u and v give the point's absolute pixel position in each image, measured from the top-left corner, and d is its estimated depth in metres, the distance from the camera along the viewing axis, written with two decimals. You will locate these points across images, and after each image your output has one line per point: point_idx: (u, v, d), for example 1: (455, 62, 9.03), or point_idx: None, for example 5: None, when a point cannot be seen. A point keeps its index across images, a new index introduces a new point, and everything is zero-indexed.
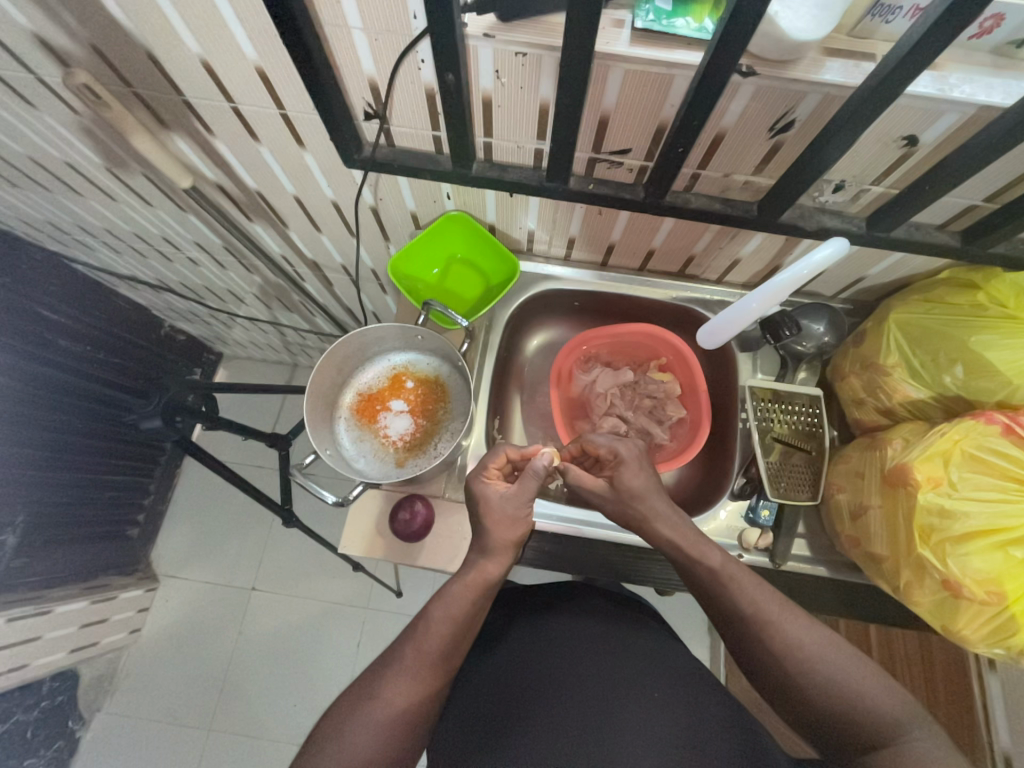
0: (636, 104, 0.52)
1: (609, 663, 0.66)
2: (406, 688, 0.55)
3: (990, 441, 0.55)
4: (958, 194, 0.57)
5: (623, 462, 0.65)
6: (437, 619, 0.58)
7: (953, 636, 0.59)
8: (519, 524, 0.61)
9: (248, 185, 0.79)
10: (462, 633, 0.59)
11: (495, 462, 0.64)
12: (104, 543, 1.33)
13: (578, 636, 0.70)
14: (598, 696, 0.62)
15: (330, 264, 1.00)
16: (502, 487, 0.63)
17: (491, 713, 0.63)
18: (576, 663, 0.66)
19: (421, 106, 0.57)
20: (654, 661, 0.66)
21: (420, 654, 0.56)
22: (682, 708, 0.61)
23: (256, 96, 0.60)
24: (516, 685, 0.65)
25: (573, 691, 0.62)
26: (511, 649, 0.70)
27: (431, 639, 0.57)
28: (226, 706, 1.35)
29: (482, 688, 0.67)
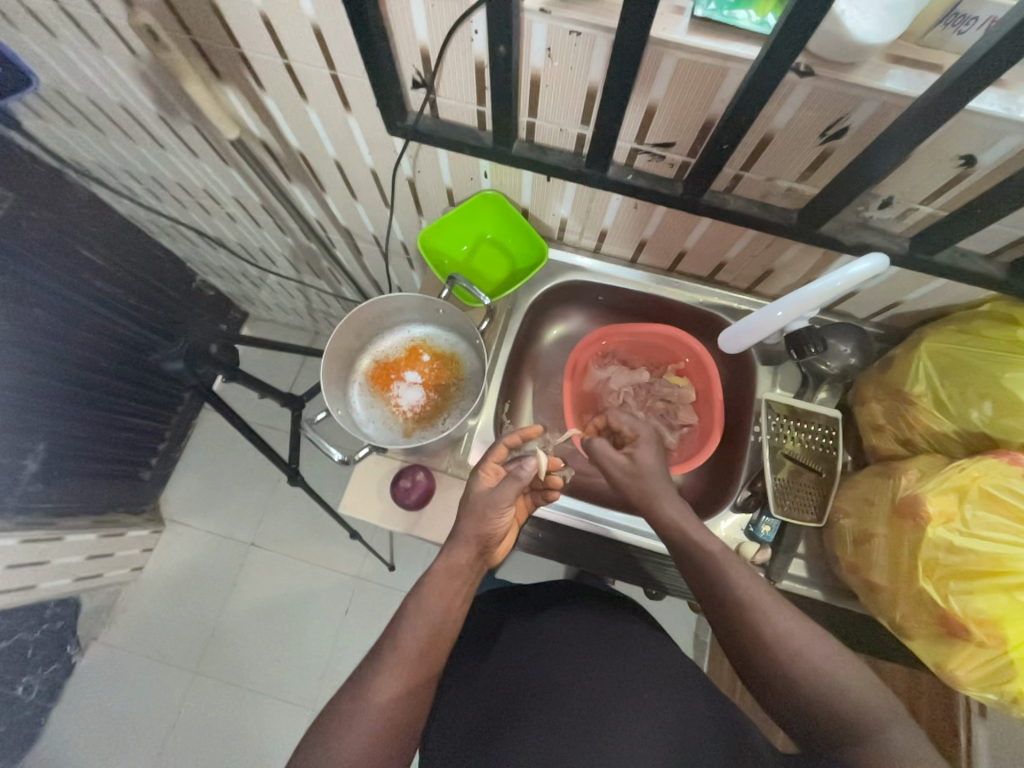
0: (685, 96, 0.52)
1: (598, 661, 0.66)
2: (390, 685, 0.54)
3: (1011, 481, 0.53)
4: (1012, 223, 0.55)
5: (644, 441, 0.68)
6: (413, 613, 0.59)
7: (944, 675, 0.57)
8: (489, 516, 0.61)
9: (292, 145, 0.80)
10: (439, 627, 0.59)
11: (494, 454, 0.66)
12: (118, 481, 1.38)
13: (568, 635, 0.70)
14: (589, 692, 0.62)
15: (362, 234, 1.01)
16: (489, 480, 0.65)
17: (485, 709, 0.64)
18: (566, 660, 0.66)
19: (470, 78, 0.57)
20: (641, 660, 0.66)
21: (399, 652, 0.56)
22: (673, 708, 0.60)
23: (309, 54, 0.61)
24: (508, 682, 0.66)
25: (565, 689, 0.63)
26: (501, 648, 0.71)
27: (409, 636, 0.57)
28: (214, 652, 1.40)
29: (474, 688, 0.67)
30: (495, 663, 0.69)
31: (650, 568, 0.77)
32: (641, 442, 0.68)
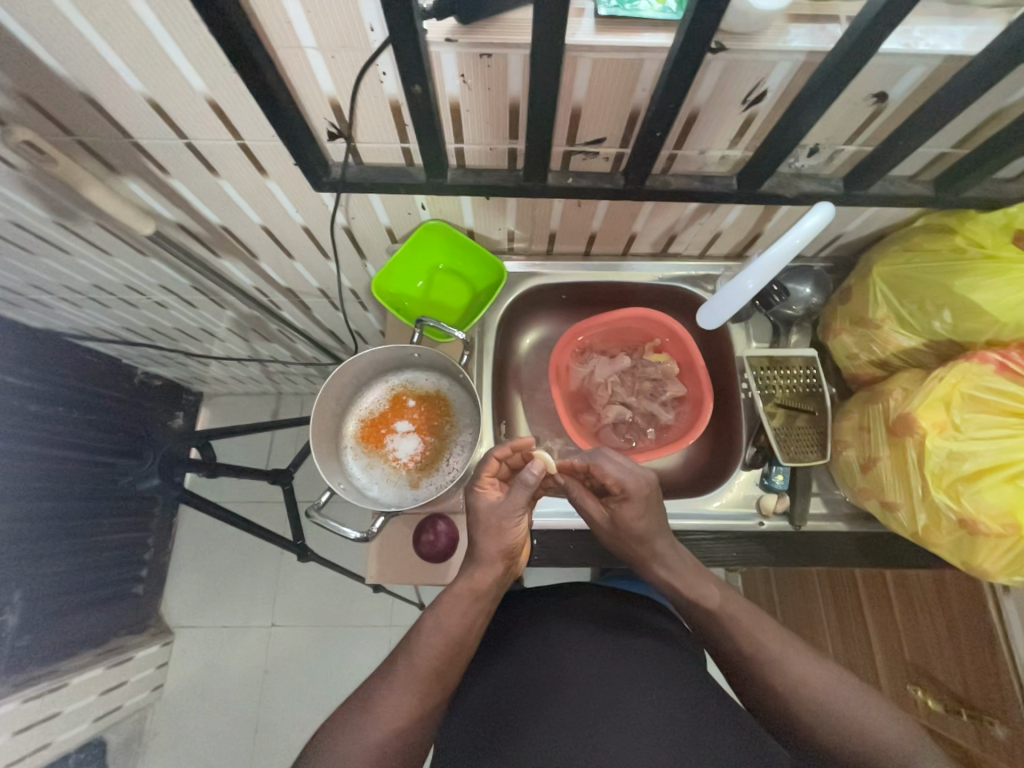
0: (606, 92, 0.52)
1: (607, 660, 0.64)
2: (400, 704, 0.55)
3: (986, 380, 0.57)
4: (930, 144, 0.58)
5: (631, 497, 0.65)
6: (428, 631, 0.59)
7: (972, 570, 0.61)
8: (505, 532, 0.62)
9: (210, 220, 0.75)
10: (454, 651, 0.58)
11: (487, 469, 0.64)
12: (111, 605, 1.28)
13: (578, 632, 0.68)
14: (599, 696, 0.60)
15: (306, 289, 0.97)
16: (494, 497, 0.63)
17: (490, 716, 0.62)
18: (576, 660, 0.64)
19: (387, 119, 0.55)
20: (651, 657, 0.65)
21: (411, 670, 0.57)
22: (680, 701, 0.60)
23: (209, 128, 0.57)
24: (516, 687, 0.64)
25: (574, 691, 0.61)
26: (511, 650, 0.69)
27: (426, 653, 0.58)
28: (261, 747, 1.33)
29: (480, 693, 0.65)
30: (503, 666, 0.67)
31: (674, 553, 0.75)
32: (627, 498, 0.65)
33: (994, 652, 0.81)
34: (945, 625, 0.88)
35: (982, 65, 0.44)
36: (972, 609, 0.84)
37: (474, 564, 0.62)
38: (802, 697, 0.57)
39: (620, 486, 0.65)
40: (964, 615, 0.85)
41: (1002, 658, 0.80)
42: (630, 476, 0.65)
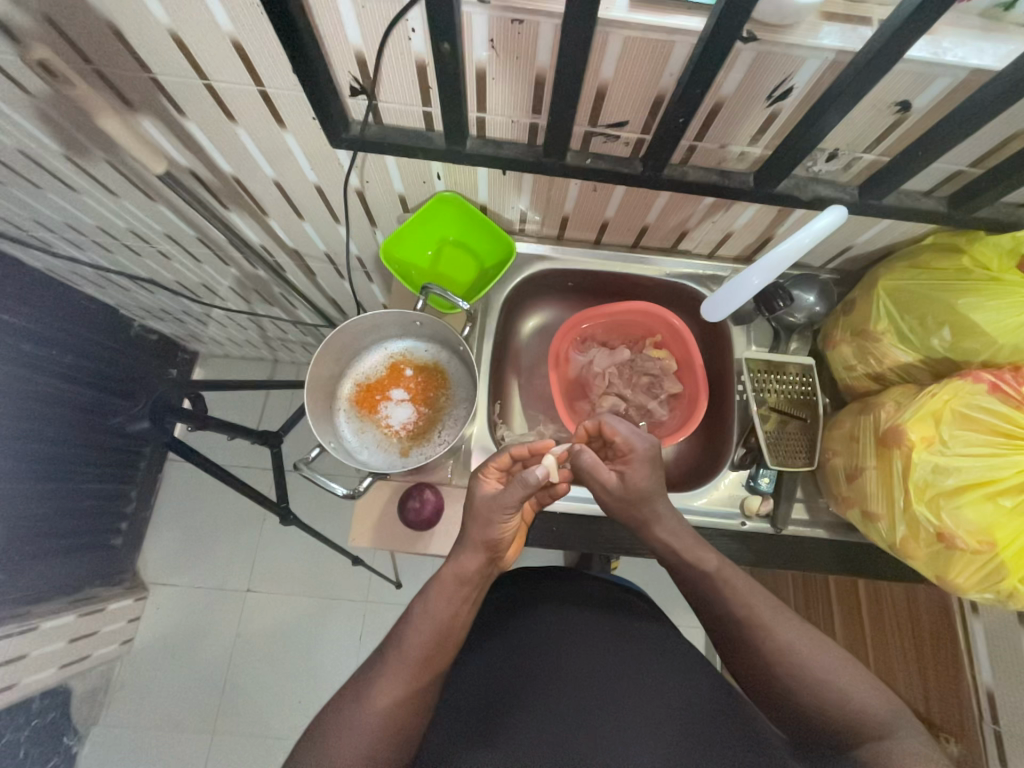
0: (634, 74, 0.52)
1: (599, 648, 0.66)
2: (392, 690, 0.54)
3: (978, 399, 0.58)
4: (946, 160, 0.58)
5: (638, 458, 0.65)
6: (416, 618, 0.58)
7: (945, 586, 0.62)
8: (493, 523, 0.60)
9: (224, 170, 0.75)
10: (444, 634, 0.58)
11: (495, 462, 0.64)
12: (88, 554, 1.28)
13: (570, 619, 0.69)
14: (590, 687, 0.63)
15: (313, 253, 0.96)
16: (492, 487, 0.62)
17: (480, 701, 0.62)
18: (569, 649, 0.66)
19: (411, 80, 0.55)
20: (641, 641, 0.68)
21: (403, 656, 0.56)
22: (669, 688, 0.63)
23: (231, 71, 0.57)
24: (508, 673, 0.65)
25: (564, 680, 0.64)
26: (504, 635, 0.69)
27: (417, 639, 0.57)
28: (228, 709, 1.33)
29: (472, 676, 0.66)
30: (496, 648, 0.68)
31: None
32: (634, 460, 0.66)
33: (959, 673, 0.82)
34: (912, 641, 0.90)
35: (1006, 81, 0.45)
36: (941, 629, 0.85)
37: (461, 549, 0.62)
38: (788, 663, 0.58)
39: (628, 447, 0.66)
40: (932, 634, 0.87)
41: (967, 680, 0.81)
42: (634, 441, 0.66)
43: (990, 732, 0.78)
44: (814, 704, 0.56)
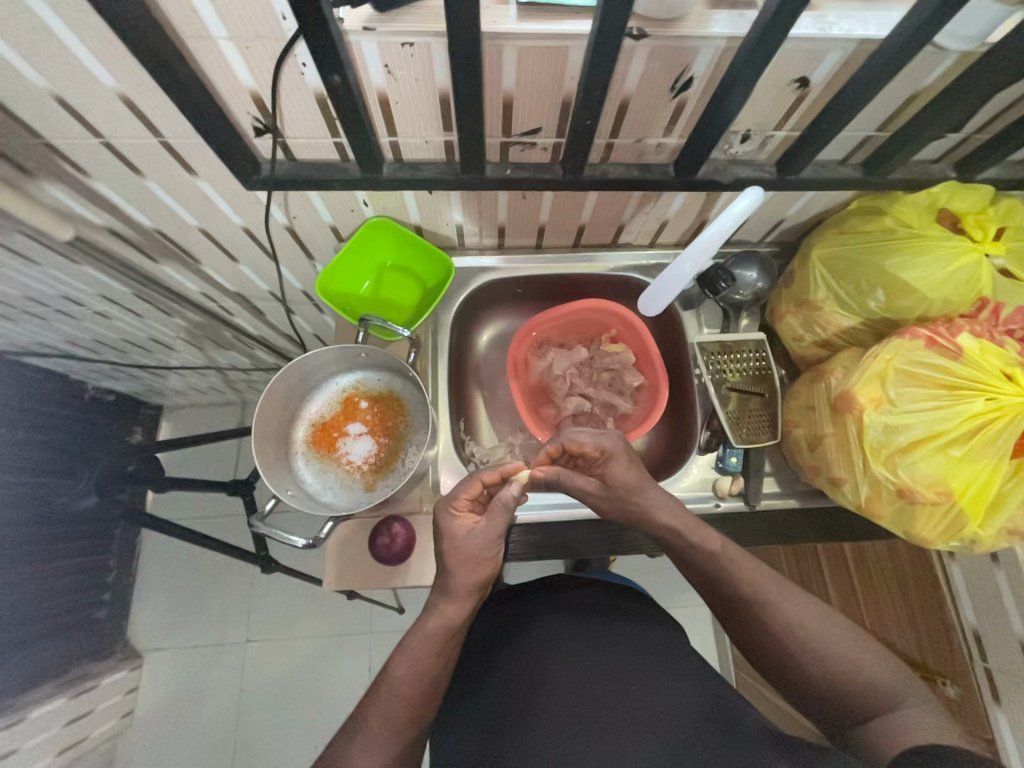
0: (536, 82, 0.51)
1: (594, 654, 0.65)
2: (375, 756, 0.53)
3: (916, 356, 0.60)
4: (854, 127, 0.60)
5: (612, 457, 0.66)
6: (400, 681, 0.56)
7: (914, 539, 0.64)
8: (483, 565, 0.61)
9: (144, 225, 0.72)
10: (428, 691, 0.57)
11: (465, 495, 0.62)
12: (71, 633, 1.23)
13: (557, 636, 0.68)
14: (583, 699, 0.61)
15: (257, 293, 0.94)
16: (471, 523, 0.61)
17: (477, 741, 0.61)
18: (559, 666, 0.65)
19: (315, 112, 0.54)
20: (637, 642, 0.67)
21: (386, 720, 0.55)
22: (663, 683, 0.61)
23: (127, 126, 0.54)
24: (501, 704, 0.63)
25: (556, 700, 0.61)
26: (495, 668, 0.68)
27: (397, 703, 0.56)
28: (241, 766, 1.29)
29: (475, 708, 0.65)
30: (497, 675, 0.67)
31: (637, 537, 0.75)
32: (609, 460, 0.66)
33: (948, 618, 0.85)
34: (900, 594, 0.92)
35: (890, 50, 0.46)
36: (925, 576, 0.88)
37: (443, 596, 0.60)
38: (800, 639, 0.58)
39: (600, 450, 0.66)
40: (917, 582, 0.89)
41: (955, 624, 0.83)
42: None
43: (982, 669, 0.80)
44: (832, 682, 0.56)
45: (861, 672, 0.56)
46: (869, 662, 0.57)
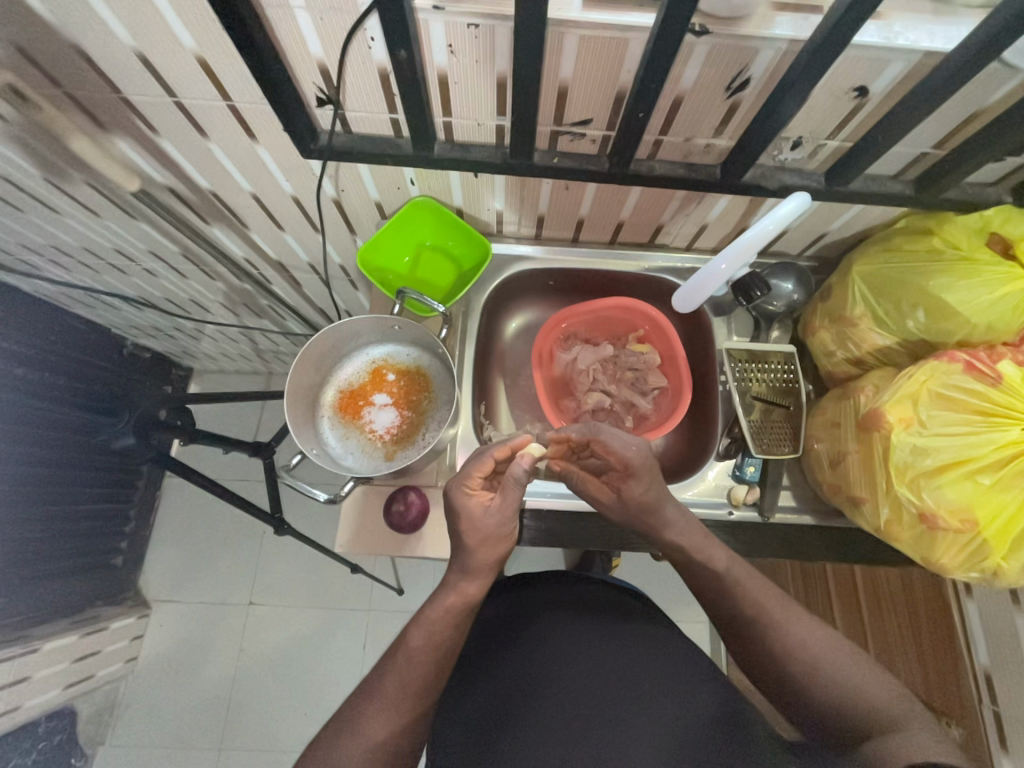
0: (593, 72, 0.52)
1: (601, 659, 0.65)
2: (388, 721, 0.55)
3: (953, 378, 0.58)
4: (909, 142, 0.59)
5: (634, 473, 0.63)
6: (418, 648, 0.59)
7: (932, 566, 0.62)
8: (502, 541, 0.62)
9: (201, 186, 0.75)
10: (443, 662, 0.59)
11: (479, 475, 0.61)
12: (88, 574, 1.28)
13: (569, 628, 0.68)
14: (593, 698, 0.61)
15: (297, 264, 0.97)
16: (487, 502, 0.62)
17: (483, 721, 0.62)
18: (565, 669, 0.64)
19: (376, 87, 0.56)
20: (642, 646, 0.66)
21: (403, 686, 0.57)
22: (670, 695, 0.61)
23: (199, 87, 0.57)
24: (509, 690, 0.64)
25: (566, 694, 0.62)
26: (502, 652, 0.68)
27: (411, 672, 0.58)
28: (234, 723, 1.32)
29: (476, 699, 0.65)
30: (500, 669, 0.66)
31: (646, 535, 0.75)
32: (630, 476, 0.64)
33: (957, 656, 0.82)
34: (909, 628, 0.90)
35: (954, 65, 0.46)
36: (937, 611, 0.85)
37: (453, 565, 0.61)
38: (798, 657, 0.58)
39: (624, 462, 0.63)
40: (928, 616, 0.87)
41: (964, 662, 0.81)
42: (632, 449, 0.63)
43: (990, 713, 0.78)
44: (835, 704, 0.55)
45: (869, 698, 0.54)
46: (880, 689, 0.55)
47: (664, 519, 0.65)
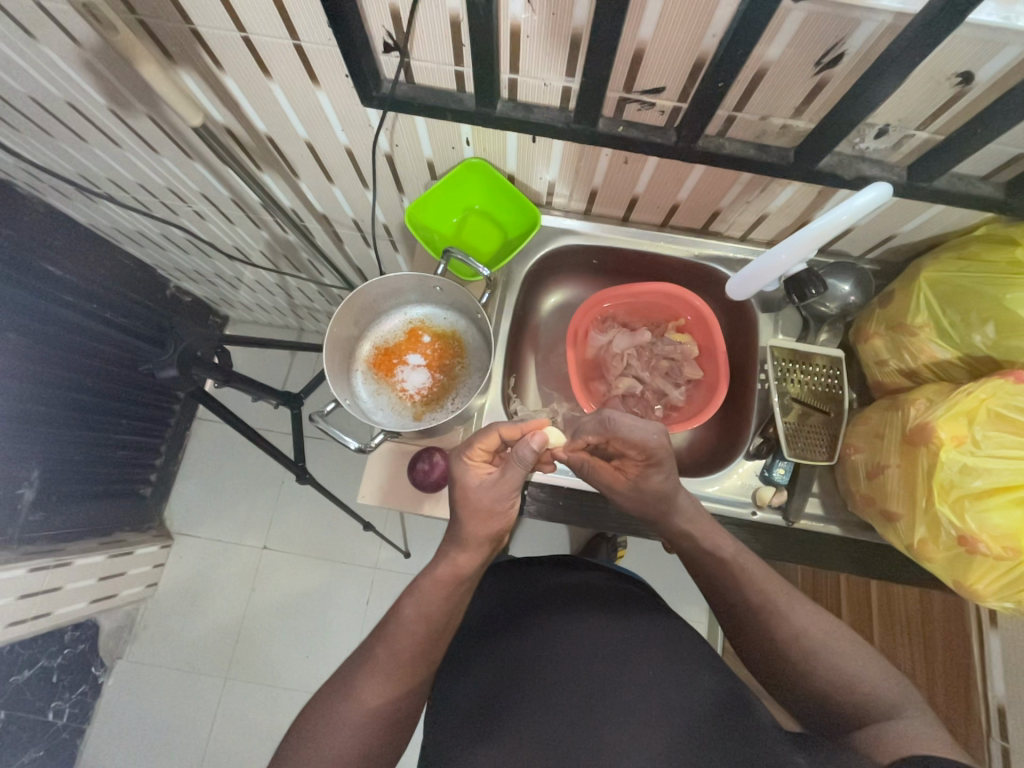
0: (674, 35, 0.50)
1: (601, 638, 0.64)
2: (380, 688, 0.57)
3: (1016, 399, 0.54)
4: (1007, 141, 0.55)
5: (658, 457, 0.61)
6: (410, 620, 0.59)
7: (962, 591, 0.60)
8: (497, 519, 0.61)
9: (258, 129, 0.76)
10: (438, 633, 0.60)
11: (481, 446, 0.60)
12: (118, 500, 1.34)
13: (570, 612, 0.68)
14: (593, 674, 0.60)
15: (342, 219, 0.97)
16: (484, 475, 0.61)
17: (484, 698, 0.61)
18: (564, 646, 0.63)
19: (445, 36, 0.55)
20: (644, 630, 0.65)
21: (394, 656, 0.58)
22: (673, 678, 0.59)
23: (267, 23, 0.57)
24: (510, 669, 0.63)
25: (567, 672, 0.60)
26: (508, 634, 0.68)
27: (403, 642, 0.58)
28: (241, 657, 1.39)
29: (478, 680, 0.64)
30: (501, 651, 0.66)
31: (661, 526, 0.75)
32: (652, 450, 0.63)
33: (970, 686, 0.80)
34: (921, 652, 0.88)
35: None
36: (955, 637, 0.83)
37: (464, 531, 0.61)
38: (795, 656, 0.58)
39: (644, 451, 0.61)
40: (945, 641, 0.85)
41: (978, 694, 0.78)
42: (654, 439, 0.60)
43: (997, 747, 0.75)
44: (833, 690, 0.55)
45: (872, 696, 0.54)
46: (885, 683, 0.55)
47: (682, 515, 0.65)
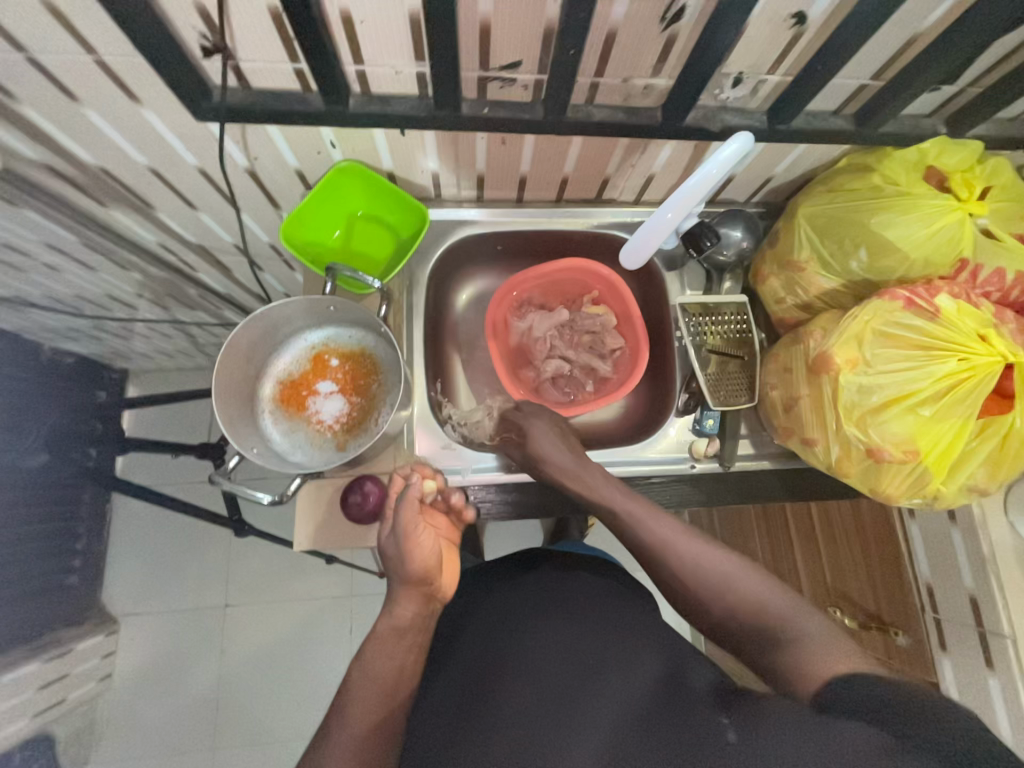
0: (515, 5, 0.47)
1: (579, 616, 0.63)
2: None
3: (895, 316, 0.59)
4: (846, 75, 0.57)
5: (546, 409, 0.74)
6: (357, 680, 0.55)
7: (879, 496, 0.65)
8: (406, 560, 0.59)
9: (87, 162, 0.66)
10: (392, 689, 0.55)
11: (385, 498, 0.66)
12: (44, 596, 1.18)
13: (542, 596, 0.67)
14: (577, 650, 0.59)
15: (221, 246, 0.88)
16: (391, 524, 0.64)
17: (462, 695, 0.58)
18: (540, 628, 0.62)
19: (270, 32, 0.49)
20: (620, 605, 0.66)
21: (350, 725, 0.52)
22: (653, 642, 0.60)
23: (52, 37, 0.48)
24: (486, 661, 0.60)
25: (549, 652, 0.59)
26: (480, 627, 0.66)
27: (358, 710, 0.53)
28: (225, 725, 1.30)
29: (454, 678, 0.61)
30: (475, 645, 0.64)
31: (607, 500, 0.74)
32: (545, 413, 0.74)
33: (902, 571, 0.89)
34: (859, 552, 0.96)
35: None
36: (885, 533, 0.91)
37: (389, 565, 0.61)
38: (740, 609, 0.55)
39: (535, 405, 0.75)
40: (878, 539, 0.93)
41: (909, 577, 0.88)
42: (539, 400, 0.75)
43: (932, 621, 0.84)
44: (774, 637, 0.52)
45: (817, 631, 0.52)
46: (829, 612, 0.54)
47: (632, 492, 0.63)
